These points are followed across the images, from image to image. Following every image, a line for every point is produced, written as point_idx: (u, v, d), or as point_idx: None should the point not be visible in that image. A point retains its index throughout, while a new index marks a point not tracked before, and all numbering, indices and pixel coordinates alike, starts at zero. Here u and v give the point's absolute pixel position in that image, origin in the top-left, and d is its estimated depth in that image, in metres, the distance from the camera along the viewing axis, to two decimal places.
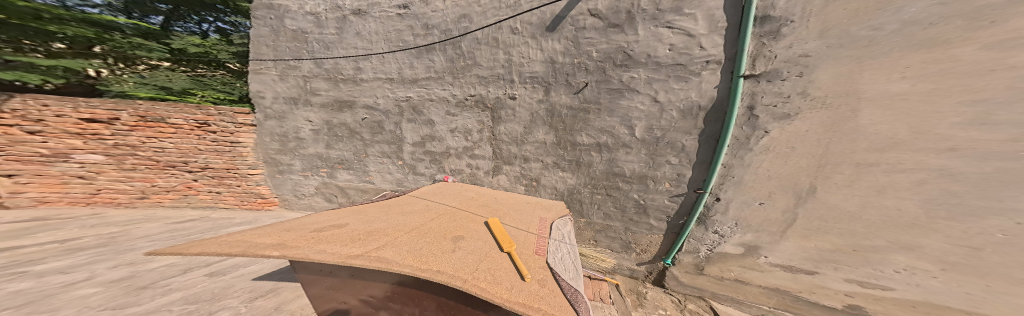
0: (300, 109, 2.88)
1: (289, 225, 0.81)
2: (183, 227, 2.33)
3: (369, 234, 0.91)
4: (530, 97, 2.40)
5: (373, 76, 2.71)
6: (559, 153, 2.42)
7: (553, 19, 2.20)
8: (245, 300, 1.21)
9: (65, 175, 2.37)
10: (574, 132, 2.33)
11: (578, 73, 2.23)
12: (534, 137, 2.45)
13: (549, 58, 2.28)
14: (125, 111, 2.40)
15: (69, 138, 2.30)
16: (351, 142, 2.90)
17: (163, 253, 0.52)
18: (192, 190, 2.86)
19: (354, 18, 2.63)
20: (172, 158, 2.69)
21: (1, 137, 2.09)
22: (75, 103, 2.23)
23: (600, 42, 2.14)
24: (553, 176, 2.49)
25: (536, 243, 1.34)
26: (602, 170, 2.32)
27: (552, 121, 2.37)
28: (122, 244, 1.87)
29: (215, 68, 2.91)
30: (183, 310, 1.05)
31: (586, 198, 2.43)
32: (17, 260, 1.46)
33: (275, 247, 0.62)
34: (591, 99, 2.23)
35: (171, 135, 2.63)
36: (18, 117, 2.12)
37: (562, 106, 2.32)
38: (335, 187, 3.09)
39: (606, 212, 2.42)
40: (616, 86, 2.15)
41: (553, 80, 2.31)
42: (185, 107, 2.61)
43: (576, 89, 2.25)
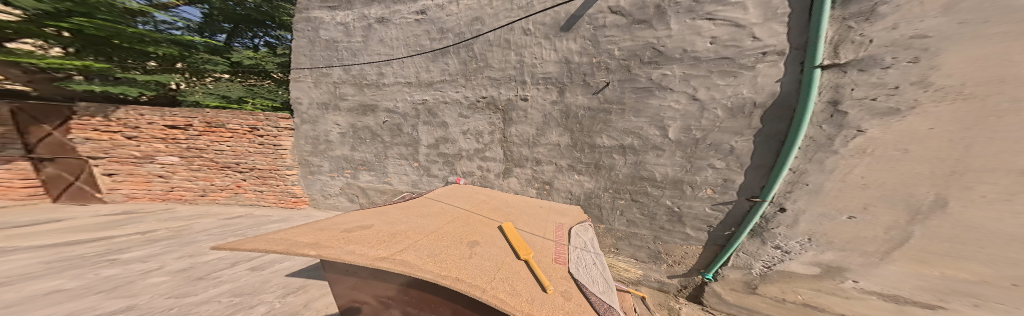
0: (330, 113, 3.08)
1: (322, 225, 0.87)
2: (233, 223, 2.74)
3: (392, 236, 0.94)
4: (543, 99, 2.33)
5: (394, 80, 2.82)
6: (575, 155, 2.33)
7: (567, 18, 2.12)
8: (279, 295, 1.50)
9: (150, 174, 3.01)
10: (597, 133, 2.21)
11: (597, 73, 2.12)
12: (548, 138, 2.39)
13: (564, 58, 2.20)
14: (196, 118, 2.86)
15: (156, 142, 2.88)
16: (373, 144, 3.03)
17: (220, 248, 0.58)
18: (242, 189, 3.29)
19: (378, 26, 2.79)
20: (227, 159, 3.12)
21: (110, 142, 2.76)
22: (162, 113, 2.77)
23: (622, 39, 2.00)
24: (568, 179, 2.41)
25: (554, 250, 1.31)
26: (625, 174, 2.17)
27: (567, 123, 2.29)
28: (186, 237, 2.33)
29: (264, 78, 3.93)
30: (230, 302, 1.37)
31: (606, 203, 2.31)
32: (114, 249, 1.96)
33: (311, 246, 0.67)
34: (612, 99, 2.11)
35: (229, 139, 3.04)
36: (122, 125, 2.74)
37: (578, 107, 2.22)
38: (358, 187, 3.23)
39: (631, 218, 2.25)
40: (643, 86, 1.99)
41: (569, 80, 2.22)
42: (241, 114, 2.99)
43: (595, 89, 2.14)
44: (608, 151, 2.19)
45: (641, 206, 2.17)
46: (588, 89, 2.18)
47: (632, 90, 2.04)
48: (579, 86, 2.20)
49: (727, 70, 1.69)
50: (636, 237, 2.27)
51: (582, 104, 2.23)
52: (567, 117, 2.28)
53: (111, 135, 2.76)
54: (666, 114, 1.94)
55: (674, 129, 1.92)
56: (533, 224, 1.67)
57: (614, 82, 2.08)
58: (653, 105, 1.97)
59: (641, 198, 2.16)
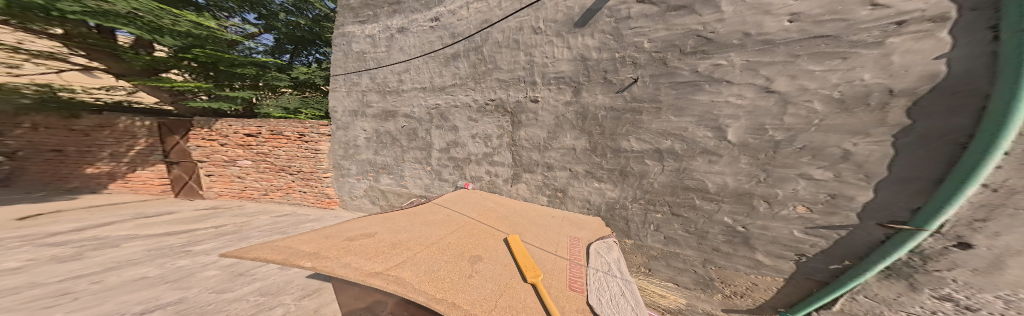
0: (359, 119, 3.55)
1: (329, 234, 1.01)
2: (280, 220, 3.36)
3: (393, 246, 1.03)
4: (555, 99, 2.40)
5: (411, 86, 3.17)
6: (593, 160, 2.29)
7: (584, 14, 2.23)
8: (294, 298, 1.63)
9: (232, 176, 4.19)
10: (637, 136, 2.05)
11: (622, 68, 2.09)
12: (561, 142, 2.40)
13: (579, 55, 2.27)
14: (263, 128, 3.80)
15: (236, 149, 4.01)
16: (393, 148, 3.36)
17: (229, 257, 0.71)
18: (292, 188, 4.05)
19: (399, 36, 3.25)
20: (283, 163, 3.94)
21: (211, 149, 4.01)
22: (239, 124, 3.89)
23: (653, 31, 1.96)
24: (588, 186, 2.33)
25: (567, 273, 1.26)
26: (663, 182, 1.96)
27: (589, 124, 2.26)
28: (243, 231, 2.92)
29: (314, 90, 5.50)
30: (256, 301, 1.55)
31: (634, 215, 2.12)
32: (193, 237, 2.66)
33: (310, 258, 0.78)
34: (642, 96, 2.02)
35: (285, 145, 3.85)
36: (218, 136, 4.00)
37: (600, 107, 2.21)
38: (378, 190, 3.55)
39: (678, 231, 1.94)
40: (683, 81, 1.84)
41: (592, 71, 2.23)
42: (295, 123, 3.75)
43: (622, 87, 2.10)
44: (635, 157, 2.07)
45: (683, 221, 1.90)
46: (609, 89, 2.17)
47: (667, 85, 1.90)
48: (598, 84, 2.21)
49: (835, 51, 1.33)
50: (681, 262, 1.95)
51: (607, 105, 2.17)
52: (587, 121, 2.26)
53: (211, 143, 4.04)
54: (738, 113, 1.63)
55: (739, 130, 1.63)
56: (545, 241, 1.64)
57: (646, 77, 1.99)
58: (699, 101, 1.78)
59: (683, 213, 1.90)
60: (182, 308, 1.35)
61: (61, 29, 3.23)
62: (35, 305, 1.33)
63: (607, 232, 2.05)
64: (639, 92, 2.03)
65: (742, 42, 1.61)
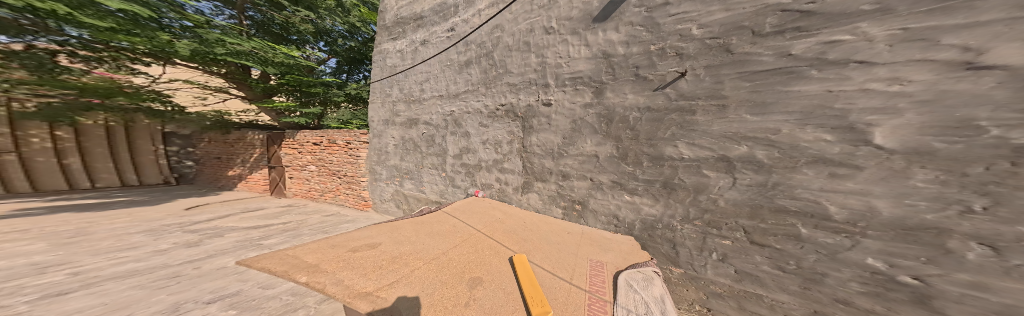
0: (389, 128, 4.87)
1: (333, 249, 1.34)
2: (328, 220, 4.64)
3: (391, 263, 1.27)
4: (572, 100, 2.97)
5: (431, 95, 4.37)
6: (622, 169, 2.60)
7: (604, 10, 2.78)
8: (316, 301, 2.17)
9: (308, 176, 6.04)
10: (739, 139, 1.92)
11: (659, 64, 2.38)
12: (583, 148, 2.87)
13: (602, 52, 2.78)
14: (329, 138, 5.50)
15: (314, 155, 5.81)
16: (415, 155, 4.45)
17: (250, 264, 1.04)
18: (341, 190, 5.55)
19: (423, 48, 4.67)
20: (338, 167, 5.52)
21: (301, 155, 5.96)
22: (317, 135, 5.68)
23: (698, 16, 2.19)
24: (630, 185, 2.55)
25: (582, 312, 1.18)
26: (731, 200, 1.96)
27: (655, 125, 2.38)
28: (297, 230, 4.07)
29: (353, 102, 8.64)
30: (285, 300, 2.16)
31: (685, 237, 2.21)
32: (263, 237, 3.75)
33: (309, 271, 1.06)
34: (687, 93, 2.20)
35: (340, 152, 5.42)
36: (304, 146, 5.92)
37: (634, 107, 2.52)
38: (402, 194, 4.63)
39: (818, 256, 1.61)
40: (793, 68, 1.71)
41: (623, 67, 2.62)
42: (346, 133, 5.32)
43: (668, 83, 2.31)
44: (685, 166, 2.19)
45: (804, 243, 1.65)
46: (636, 87, 2.52)
47: (778, 70, 1.77)
48: (628, 82, 2.57)
49: None
50: (831, 298, 1.58)
51: (679, 105, 2.25)
52: (663, 121, 2.33)
53: (298, 151, 6.01)
54: (950, 103, 1.19)
55: (911, 129, 1.29)
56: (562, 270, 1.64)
57: (700, 68, 2.13)
58: (811, 91, 1.63)
59: (807, 229, 1.65)
60: (237, 302, 2.08)
61: (224, 69, 6.44)
62: (163, 284, 2.34)
63: (640, 258, 2.08)
64: (732, 89, 1.97)
65: (906, 15, 1.32)
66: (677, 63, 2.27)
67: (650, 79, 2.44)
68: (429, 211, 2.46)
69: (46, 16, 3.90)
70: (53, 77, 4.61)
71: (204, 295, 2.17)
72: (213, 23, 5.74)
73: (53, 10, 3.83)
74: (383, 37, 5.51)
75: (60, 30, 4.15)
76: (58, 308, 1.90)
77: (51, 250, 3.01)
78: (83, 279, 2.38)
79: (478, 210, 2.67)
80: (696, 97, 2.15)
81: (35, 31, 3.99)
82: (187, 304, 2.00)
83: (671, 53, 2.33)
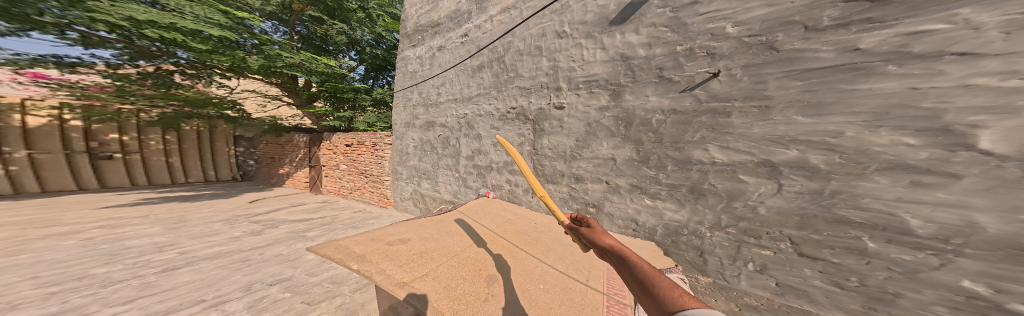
0: (409, 131, 5.18)
1: (378, 242, 1.72)
2: (357, 216, 5.13)
3: (420, 259, 1.57)
4: (586, 104, 2.90)
5: (446, 99, 4.57)
6: (643, 172, 2.48)
7: (618, 13, 2.72)
8: (352, 290, 2.43)
9: (339, 174, 6.67)
10: (784, 143, 1.72)
11: (686, 66, 2.23)
12: (598, 151, 2.79)
13: (619, 54, 2.69)
14: (360, 139, 6.04)
15: (345, 154, 6.42)
16: (431, 157, 4.69)
17: (326, 255, 1.44)
18: (368, 188, 6.06)
19: (439, 53, 4.91)
20: (366, 166, 6.03)
21: (336, 155, 6.62)
22: (349, 136, 6.27)
23: (730, 13, 2.03)
24: (653, 189, 2.42)
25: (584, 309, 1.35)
26: (772, 210, 1.78)
27: (682, 129, 2.23)
28: (333, 225, 4.55)
29: (381, 107, 8.87)
30: (328, 288, 2.44)
31: (713, 246, 2.07)
32: (306, 228, 4.30)
33: (360, 260, 1.42)
34: (721, 95, 2.02)
35: (368, 152, 5.93)
36: (338, 145, 6.55)
37: (655, 110, 2.40)
38: (419, 193, 4.92)
39: (889, 274, 1.34)
40: (861, 64, 1.45)
41: (644, 69, 2.50)
42: (373, 135, 5.80)
43: (695, 84, 2.16)
44: (717, 171, 2.03)
45: (870, 258, 1.39)
46: (659, 89, 2.38)
47: (835, 68, 1.55)
48: (651, 84, 2.44)
49: None
50: None
51: (711, 107, 2.07)
52: (690, 124, 2.17)
53: (334, 151, 6.67)
54: None
55: None
56: (579, 272, 1.85)
57: (737, 67, 1.95)
58: (887, 89, 1.35)
59: (875, 244, 1.38)
60: (290, 286, 2.45)
61: (279, 80, 7.10)
62: (238, 266, 2.85)
63: (663, 264, 1.97)
64: (776, 89, 1.77)
65: None
66: (707, 63, 2.11)
67: (675, 81, 2.29)
68: (446, 209, 2.62)
69: (168, 44, 5.35)
70: (168, 91, 6.08)
71: (267, 278, 2.61)
72: (273, 41, 6.62)
73: (173, 39, 5.28)
74: (403, 45, 5.83)
75: (174, 53, 5.57)
76: (172, 280, 2.49)
77: (166, 232, 3.86)
78: (187, 258, 3.02)
79: (493, 211, 2.78)
80: (735, 98, 1.94)
81: (160, 56, 5.51)
82: (254, 286, 2.43)
83: (701, 54, 2.16)
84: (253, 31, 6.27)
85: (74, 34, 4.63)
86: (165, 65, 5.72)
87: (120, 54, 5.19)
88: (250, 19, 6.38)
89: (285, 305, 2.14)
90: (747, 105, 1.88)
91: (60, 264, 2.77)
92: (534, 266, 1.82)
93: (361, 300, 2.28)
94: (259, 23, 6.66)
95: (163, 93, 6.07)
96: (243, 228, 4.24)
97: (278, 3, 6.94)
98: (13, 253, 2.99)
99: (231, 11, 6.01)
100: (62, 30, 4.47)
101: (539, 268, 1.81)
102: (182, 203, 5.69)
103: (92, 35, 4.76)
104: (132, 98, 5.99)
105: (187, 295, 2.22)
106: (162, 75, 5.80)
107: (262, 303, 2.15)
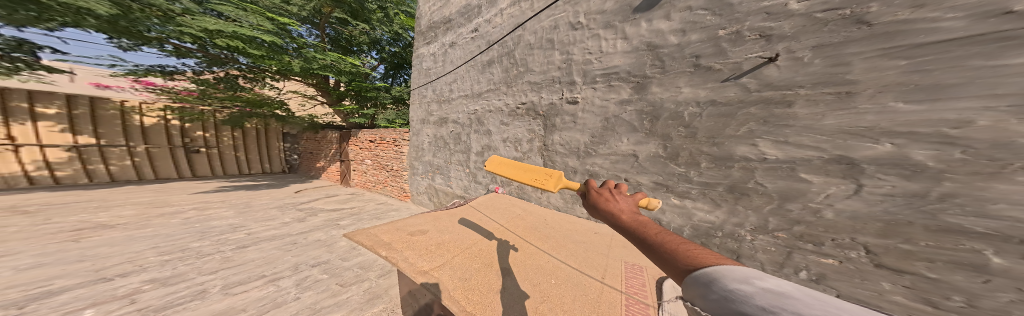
0: (424, 127, 5.42)
1: (402, 230, 1.93)
2: (382, 208, 5.68)
3: (438, 248, 1.75)
4: (603, 98, 2.75)
5: (458, 95, 4.63)
6: (670, 169, 2.29)
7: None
8: (378, 275, 2.78)
9: (365, 167, 7.32)
10: (863, 136, 1.44)
11: (727, 53, 2.01)
12: (617, 147, 2.64)
13: (646, 42, 2.50)
14: (384, 134, 6.54)
15: (371, 149, 7.01)
16: (444, 152, 4.89)
17: (361, 242, 1.68)
18: (389, 181, 6.58)
19: (451, 49, 4.95)
20: (388, 160, 6.53)
21: (363, 149, 7.26)
22: (374, 132, 6.80)
23: None
24: (681, 188, 2.24)
25: (596, 304, 1.42)
26: (840, 215, 1.53)
27: (722, 122, 2.00)
28: (363, 214, 5.18)
29: (399, 105, 9.32)
30: (358, 273, 2.83)
31: (753, 251, 1.89)
32: (340, 217, 4.95)
33: (387, 248, 1.63)
34: (781, 83, 1.76)
35: (390, 147, 6.41)
36: (365, 140, 7.17)
37: (688, 101, 2.19)
38: (433, 188, 5.21)
39: (1018, 297, 1.03)
40: (1016, 31, 1.07)
41: (676, 58, 2.29)
42: (394, 132, 6.23)
43: (746, 71, 1.92)
44: (767, 169, 1.80)
45: (990, 276, 1.09)
46: (693, 79, 2.17)
47: (968, 41, 1.18)
48: (683, 74, 2.23)
49: None
50: None
51: (765, 96, 1.82)
52: (734, 117, 1.95)
53: (361, 146, 7.32)
54: None
55: None
56: (593, 269, 1.84)
57: (804, 49, 1.68)
58: None
59: (1002, 259, 1.07)
60: (328, 268, 2.92)
61: (315, 80, 7.80)
62: (288, 248, 3.46)
63: None
64: (863, 72, 1.46)
65: None
66: (761, 46, 1.86)
67: (716, 69, 2.06)
68: (459, 203, 2.76)
69: (233, 51, 6.31)
70: (236, 93, 7.20)
71: (309, 260, 3.13)
72: (309, 44, 7.28)
73: (236, 46, 6.09)
74: (418, 42, 5.94)
75: (238, 59, 6.61)
76: (245, 256, 3.18)
77: (238, 215, 4.84)
78: (255, 238, 3.78)
79: (503, 205, 2.86)
80: (802, 85, 1.67)
81: (228, 63, 6.63)
82: (299, 267, 2.93)
83: (752, 36, 1.91)
84: (292, 36, 6.93)
85: (170, 47, 5.92)
86: (231, 70, 6.90)
87: (201, 62, 6.42)
88: (291, 24, 7.09)
89: (323, 285, 2.57)
90: (819, 92, 1.60)
91: (172, 237, 3.72)
92: (545, 262, 1.86)
93: (384, 285, 2.60)
94: (298, 28, 7.38)
95: (230, 96, 7.21)
96: (291, 214, 5.05)
97: (311, 8, 7.47)
98: (143, 226, 4.11)
99: (276, 19, 6.79)
100: (163, 44, 5.77)
101: (551, 264, 1.85)
102: (247, 191, 6.91)
103: (182, 47, 5.97)
104: (209, 99, 7.18)
105: (254, 270, 2.83)
106: (230, 78, 7.00)
107: (306, 282, 2.62)
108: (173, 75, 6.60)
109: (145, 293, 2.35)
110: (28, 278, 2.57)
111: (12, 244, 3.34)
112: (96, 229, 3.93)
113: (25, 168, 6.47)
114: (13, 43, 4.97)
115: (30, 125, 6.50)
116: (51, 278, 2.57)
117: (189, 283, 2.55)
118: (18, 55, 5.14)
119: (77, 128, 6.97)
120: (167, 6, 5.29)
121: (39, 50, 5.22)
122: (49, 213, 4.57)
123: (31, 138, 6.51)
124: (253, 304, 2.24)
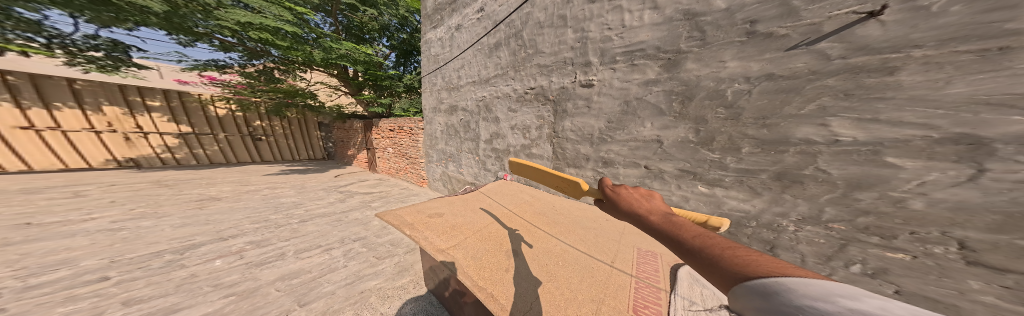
0: (435, 115, 5.57)
1: (421, 212, 2.17)
2: (408, 192, 6.36)
3: (454, 228, 1.98)
4: (625, 79, 2.49)
5: (465, 83, 4.57)
6: (701, 156, 2.05)
7: None
8: (408, 251, 3.32)
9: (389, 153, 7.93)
10: (1008, 107, 1.03)
11: (799, 13, 1.59)
12: (638, 133, 2.42)
13: (683, 9, 2.10)
14: (403, 123, 6.91)
15: (393, 137, 7.47)
16: (455, 141, 5.04)
17: (389, 221, 1.97)
18: (410, 168, 7.14)
19: (457, 32, 4.69)
20: (407, 148, 7.01)
21: (387, 138, 7.74)
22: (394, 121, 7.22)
23: None
24: (712, 175, 2.01)
25: (603, 286, 1.55)
26: (932, 208, 1.23)
27: (780, 98, 1.67)
28: (392, 198, 5.86)
29: (412, 93, 9.46)
30: (390, 250, 3.37)
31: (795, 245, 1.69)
32: (371, 200, 5.68)
33: (410, 227, 1.91)
34: (879, 46, 1.32)
35: (409, 135, 6.83)
36: (387, 129, 7.64)
37: (737, 76, 1.84)
38: (447, 175, 5.56)
39: None
40: None
41: (722, 26, 1.91)
42: (411, 121, 6.60)
43: (825, 35, 1.50)
44: (835, 154, 1.48)
45: None
46: (744, 50, 1.81)
47: None
48: (731, 46, 1.87)
49: None
50: None
51: (854, 63, 1.40)
52: (800, 92, 1.59)
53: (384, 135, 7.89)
54: None
55: None
56: (603, 254, 1.92)
57: None
58: None
59: None
60: (366, 244, 3.54)
61: (335, 70, 8.17)
62: (334, 224, 4.22)
63: None
64: None
65: None
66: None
67: (780, 34, 1.67)
68: (470, 189, 2.95)
69: (266, 44, 6.92)
70: (276, 84, 7.95)
71: (351, 235, 3.83)
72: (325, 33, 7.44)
73: (266, 38, 6.59)
74: (425, 27, 5.66)
75: (270, 52, 7.28)
76: (310, 227, 4.05)
77: (297, 194, 5.96)
78: (313, 214, 4.68)
79: (513, 191, 2.98)
80: (920, 45, 1.22)
81: (263, 55, 7.31)
82: (345, 241, 3.63)
83: None
84: (311, 26, 7.14)
85: (217, 42, 6.75)
86: (267, 63, 7.61)
87: (242, 55, 7.25)
88: (307, 14, 7.20)
89: (364, 257, 3.19)
90: (949, 53, 1.16)
91: (255, 210, 4.81)
92: (554, 245, 1.98)
93: (409, 261, 3.10)
94: (314, 17, 7.49)
95: (271, 87, 7.98)
96: (335, 195, 6.04)
97: None
98: (235, 200, 5.35)
99: (294, 8, 6.93)
100: (211, 39, 6.59)
101: (558, 247, 1.96)
102: (299, 175, 8.22)
103: (226, 41, 6.74)
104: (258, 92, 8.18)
105: (312, 240, 3.59)
106: (268, 71, 7.75)
107: (351, 253, 3.27)
108: (225, 69, 7.58)
109: (248, 251, 3.24)
110: (180, 234, 3.68)
111: (166, 208, 4.74)
112: (212, 200, 5.29)
113: (155, 151, 8.53)
114: (110, 44, 6.10)
115: (147, 116, 8.36)
116: (192, 235, 3.65)
117: (273, 246, 3.39)
118: (117, 54, 6.31)
119: (178, 119, 8.81)
120: (205, 1, 5.71)
121: (128, 49, 6.35)
122: (181, 186, 6.22)
123: (151, 127, 8.44)
124: (316, 267, 2.91)
